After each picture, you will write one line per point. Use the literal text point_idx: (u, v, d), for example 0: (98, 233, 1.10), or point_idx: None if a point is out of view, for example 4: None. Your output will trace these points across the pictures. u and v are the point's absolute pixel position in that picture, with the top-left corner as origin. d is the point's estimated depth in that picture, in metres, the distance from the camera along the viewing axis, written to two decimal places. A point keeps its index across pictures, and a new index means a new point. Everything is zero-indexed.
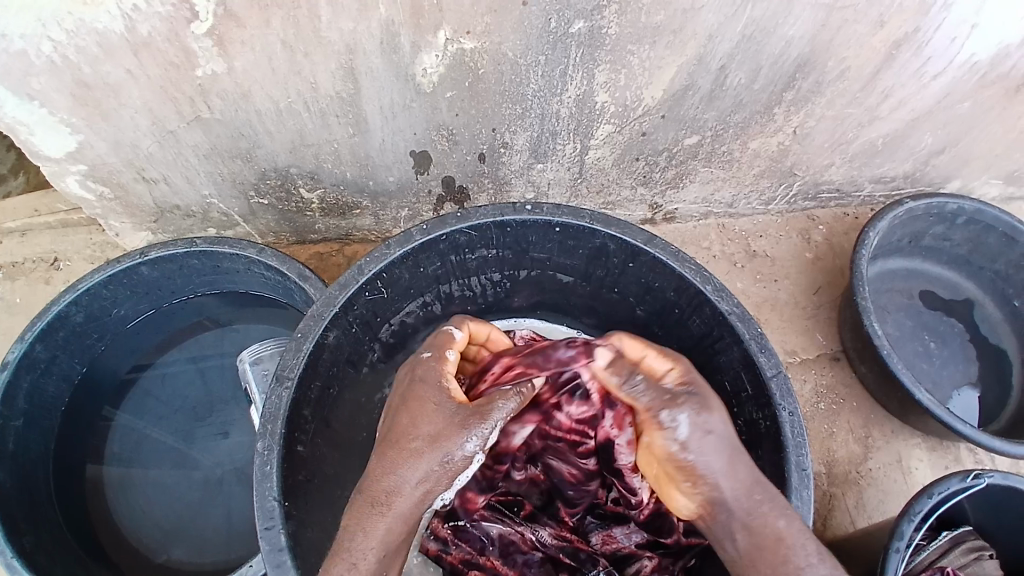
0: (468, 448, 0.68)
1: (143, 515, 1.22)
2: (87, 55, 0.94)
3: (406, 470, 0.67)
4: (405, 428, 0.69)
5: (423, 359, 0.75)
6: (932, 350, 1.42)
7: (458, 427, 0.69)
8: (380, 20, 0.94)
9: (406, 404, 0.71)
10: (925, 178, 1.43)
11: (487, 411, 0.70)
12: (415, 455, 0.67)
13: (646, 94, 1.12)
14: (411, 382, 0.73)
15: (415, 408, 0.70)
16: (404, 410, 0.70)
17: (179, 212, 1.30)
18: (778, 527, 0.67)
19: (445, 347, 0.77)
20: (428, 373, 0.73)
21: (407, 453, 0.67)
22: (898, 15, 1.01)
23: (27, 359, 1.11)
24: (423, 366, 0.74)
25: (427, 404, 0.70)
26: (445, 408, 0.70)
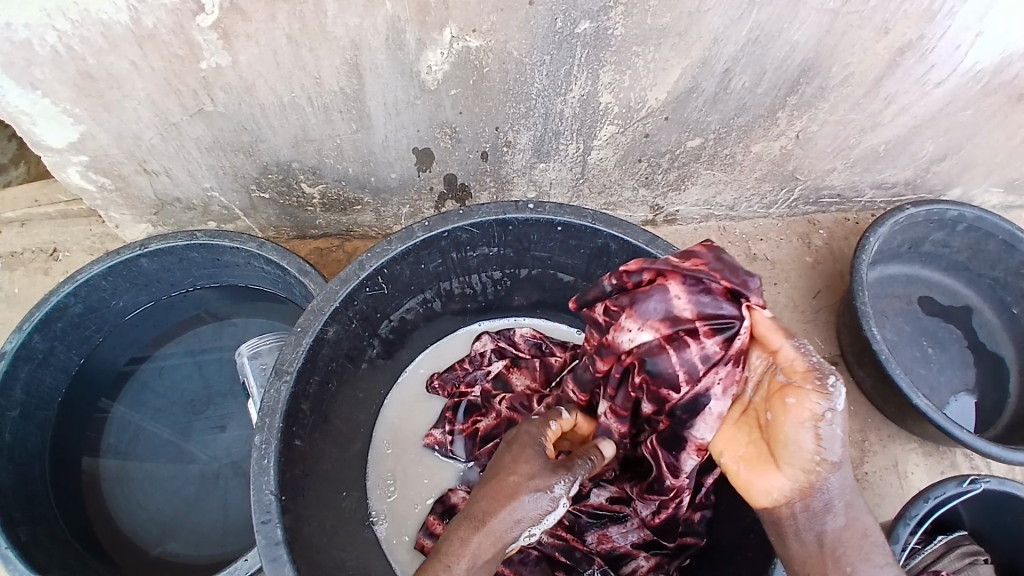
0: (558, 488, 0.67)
1: (138, 508, 1.21)
2: (91, 46, 0.94)
3: (499, 494, 0.66)
4: (504, 464, 0.69)
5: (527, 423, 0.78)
6: (930, 355, 1.42)
7: (552, 471, 0.68)
8: (386, 16, 0.94)
9: (510, 446, 0.72)
10: (926, 185, 1.43)
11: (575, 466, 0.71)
12: (512, 485, 0.66)
13: (650, 96, 1.12)
14: (513, 434, 0.75)
15: (516, 449, 0.71)
16: (503, 451, 0.71)
17: (179, 204, 1.30)
18: (826, 526, 0.64)
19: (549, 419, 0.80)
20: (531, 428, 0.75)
21: (505, 483, 0.67)
22: (903, 22, 1.02)
23: (25, 349, 1.12)
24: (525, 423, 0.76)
25: (529, 448, 0.71)
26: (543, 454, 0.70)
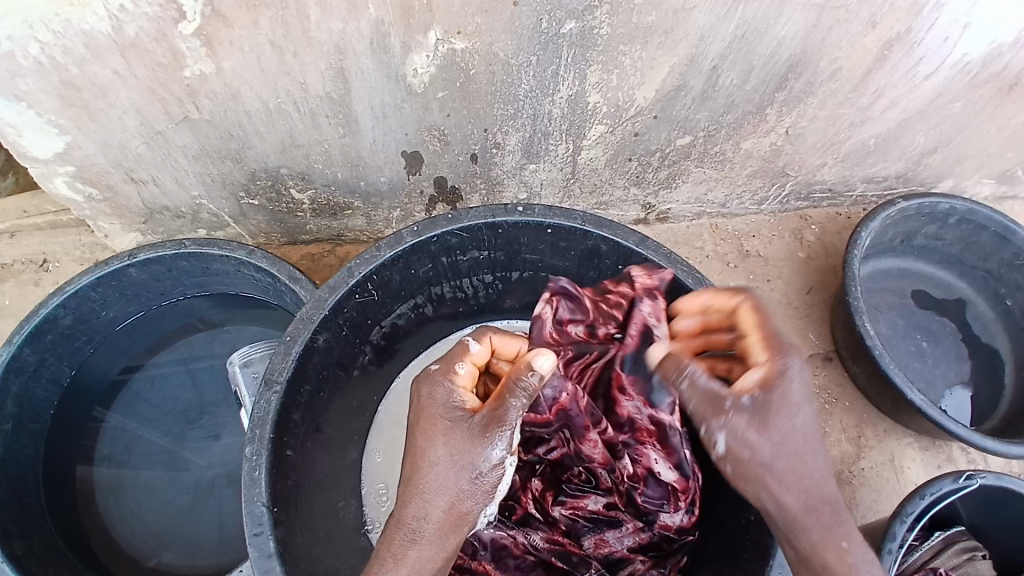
0: (493, 457, 0.65)
1: (133, 520, 1.21)
2: (73, 55, 0.93)
3: (431, 498, 0.66)
4: (422, 453, 0.66)
5: (431, 373, 0.70)
6: (924, 349, 1.42)
7: (473, 444, 0.65)
8: (370, 20, 0.93)
9: (424, 423, 0.67)
10: (917, 178, 1.43)
11: (501, 415, 0.65)
12: (439, 477, 0.65)
13: (638, 95, 1.12)
14: (419, 399, 0.69)
15: (431, 425, 0.67)
16: (418, 429, 0.67)
17: (168, 213, 1.29)
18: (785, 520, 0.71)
19: (454, 359, 0.70)
20: (437, 388, 0.68)
21: (428, 478, 0.66)
22: (890, 15, 1.01)
23: (16, 362, 1.11)
24: (431, 380, 0.69)
25: (439, 422, 0.67)
26: (459, 424, 0.66)
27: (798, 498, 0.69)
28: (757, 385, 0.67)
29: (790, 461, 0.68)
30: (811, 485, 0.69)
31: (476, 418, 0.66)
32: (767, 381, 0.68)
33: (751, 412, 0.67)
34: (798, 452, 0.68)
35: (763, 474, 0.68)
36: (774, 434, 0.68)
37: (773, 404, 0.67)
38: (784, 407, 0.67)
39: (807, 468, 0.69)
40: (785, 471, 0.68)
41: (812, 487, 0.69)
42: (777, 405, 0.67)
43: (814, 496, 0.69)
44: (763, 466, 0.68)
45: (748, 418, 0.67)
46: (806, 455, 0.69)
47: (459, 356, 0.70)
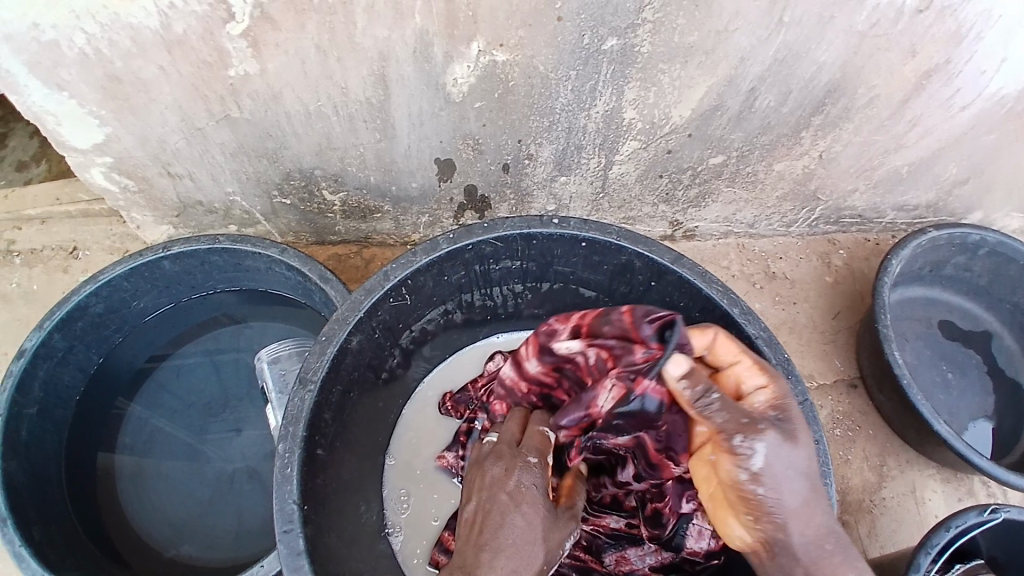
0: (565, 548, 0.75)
1: (154, 510, 1.22)
2: (120, 49, 0.95)
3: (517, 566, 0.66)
4: (519, 528, 0.69)
5: (528, 461, 0.76)
6: (950, 380, 1.41)
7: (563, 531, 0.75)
8: (414, 29, 0.94)
9: (518, 503, 0.71)
10: (948, 208, 1.42)
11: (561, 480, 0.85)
12: (524, 557, 0.68)
13: (674, 113, 1.12)
14: (514, 482, 0.73)
15: (524, 506, 0.71)
16: (510, 507, 0.70)
17: (201, 207, 1.31)
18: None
19: (542, 451, 0.79)
20: (532, 476, 0.75)
21: (514, 549, 0.67)
22: (930, 45, 1.01)
23: (45, 348, 1.13)
24: (527, 466, 0.75)
25: (538, 505, 0.72)
26: (549, 516, 0.73)
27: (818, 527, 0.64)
28: (768, 405, 0.66)
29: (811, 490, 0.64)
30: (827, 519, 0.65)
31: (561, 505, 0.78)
32: (767, 402, 0.66)
33: (784, 431, 0.63)
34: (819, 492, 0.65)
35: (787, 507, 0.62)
36: (787, 458, 0.62)
37: (792, 422, 0.65)
38: (800, 423, 0.65)
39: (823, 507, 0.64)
40: (805, 504, 0.63)
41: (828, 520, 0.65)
42: (794, 424, 0.65)
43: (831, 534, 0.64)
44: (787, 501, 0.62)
45: (779, 433, 0.62)
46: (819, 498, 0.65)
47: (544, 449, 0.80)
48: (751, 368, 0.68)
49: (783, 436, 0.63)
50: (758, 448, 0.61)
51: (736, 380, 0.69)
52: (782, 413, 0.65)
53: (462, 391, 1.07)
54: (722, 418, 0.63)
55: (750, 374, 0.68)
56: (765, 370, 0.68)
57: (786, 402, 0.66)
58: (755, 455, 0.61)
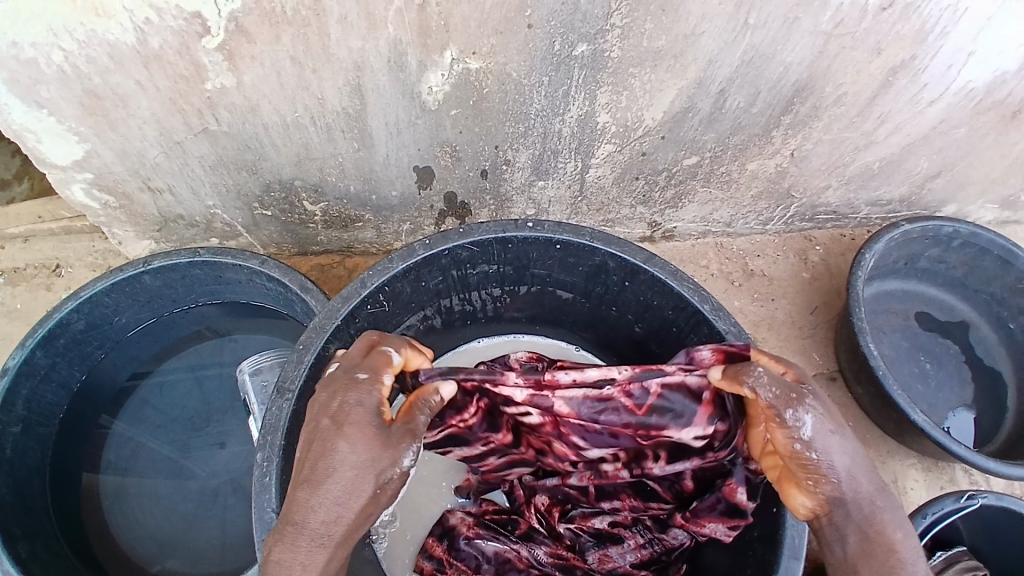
0: (405, 466, 0.62)
1: (139, 524, 1.22)
2: (98, 66, 0.96)
3: (335, 500, 0.60)
4: (322, 450, 0.61)
5: (360, 379, 0.67)
6: (927, 371, 1.43)
7: (397, 446, 0.63)
8: (388, 39, 0.96)
9: (339, 426, 0.62)
10: (920, 202, 1.45)
11: (414, 425, 0.67)
12: (346, 486, 0.60)
13: (647, 115, 1.14)
14: (345, 395, 0.65)
15: (344, 434, 0.61)
16: (333, 433, 0.62)
17: (182, 221, 1.32)
18: (893, 537, 0.63)
19: (381, 370, 0.69)
20: (363, 394, 0.65)
21: (329, 483, 0.60)
22: (894, 44, 1.04)
23: (27, 365, 1.12)
24: (351, 383, 0.66)
25: (361, 425, 0.62)
26: (376, 432, 0.63)
27: (871, 491, 0.64)
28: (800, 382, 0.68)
29: (860, 456, 0.65)
30: (878, 485, 0.65)
31: (394, 426, 0.64)
32: (793, 380, 0.68)
33: (820, 399, 0.65)
34: (865, 462, 0.65)
35: (840, 460, 0.63)
36: (833, 425, 0.64)
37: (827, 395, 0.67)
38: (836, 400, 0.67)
39: (871, 468, 0.65)
40: (855, 468, 0.64)
41: (880, 486, 0.65)
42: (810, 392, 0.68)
43: (884, 497, 0.64)
44: (841, 452, 0.63)
45: (822, 403, 0.65)
46: (870, 464, 0.65)
47: (386, 369, 0.70)
48: (768, 359, 0.72)
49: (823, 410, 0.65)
50: (808, 418, 0.63)
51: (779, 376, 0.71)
52: (812, 387, 0.67)
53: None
54: (772, 392, 0.65)
55: (773, 365, 0.71)
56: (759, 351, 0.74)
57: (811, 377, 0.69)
58: (806, 424, 0.63)
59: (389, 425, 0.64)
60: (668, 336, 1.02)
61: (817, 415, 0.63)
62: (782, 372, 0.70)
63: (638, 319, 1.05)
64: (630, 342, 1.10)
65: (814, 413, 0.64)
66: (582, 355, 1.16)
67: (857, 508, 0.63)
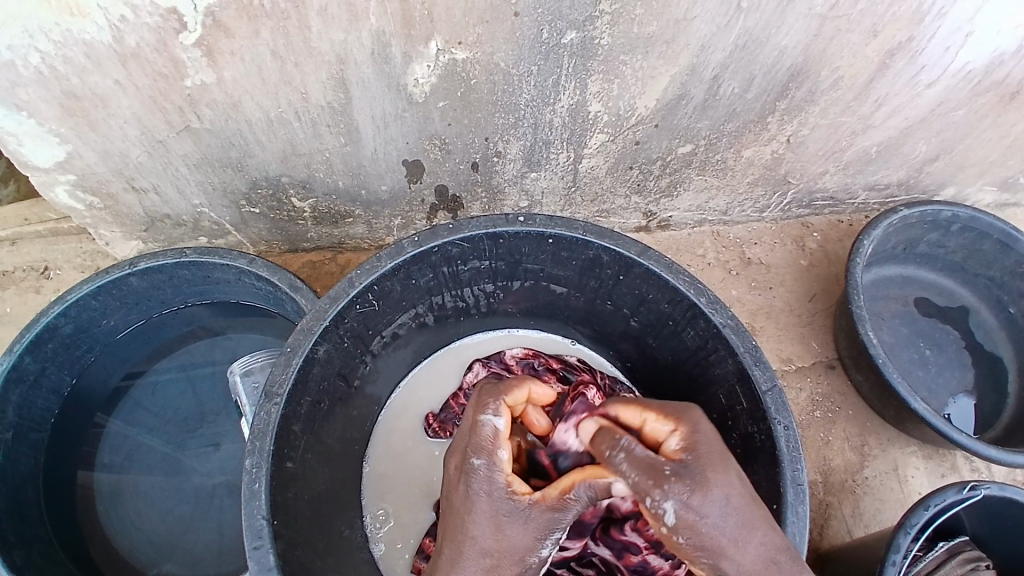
0: (542, 554, 0.65)
1: (135, 528, 1.20)
2: (74, 65, 0.93)
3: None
4: (455, 527, 0.66)
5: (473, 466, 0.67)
6: (927, 357, 1.42)
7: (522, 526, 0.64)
8: (371, 30, 0.93)
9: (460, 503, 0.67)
10: (919, 186, 1.43)
11: (558, 504, 0.65)
12: (482, 564, 0.64)
13: (639, 103, 1.12)
14: (462, 482, 0.67)
15: (474, 525, 0.65)
16: (466, 529, 0.65)
17: (169, 221, 1.29)
18: None
19: (492, 446, 0.68)
20: (487, 473, 0.66)
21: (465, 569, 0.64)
22: (891, 24, 1.01)
23: (16, 371, 1.10)
24: (472, 472, 0.67)
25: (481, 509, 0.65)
26: (512, 517, 0.65)
27: (757, 560, 0.59)
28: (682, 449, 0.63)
29: (743, 521, 0.60)
30: (768, 545, 0.60)
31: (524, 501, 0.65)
32: (676, 446, 0.64)
33: (688, 475, 0.60)
34: (751, 530, 0.60)
35: (717, 538, 0.59)
36: (701, 506, 0.59)
37: (705, 461, 0.61)
38: (713, 461, 0.61)
39: (759, 534, 0.60)
40: (738, 541, 0.59)
41: (771, 548, 0.60)
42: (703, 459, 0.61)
43: (775, 564, 0.60)
44: (716, 531, 0.59)
45: (685, 484, 0.60)
46: (755, 526, 0.60)
47: (498, 443, 0.68)
48: (657, 420, 0.67)
49: (691, 483, 0.60)
50: (668, 509, 0.59)
51: (654, 435, 0.67)
52: (687, 457, 0.62)
53: (445, 410, 1.07)
54: (633, 477, 0.62)
55: (659, 425, 0.66)
56: (670, 416, 0.66)
57: (697, 435, 0.63)
58: (669, 513, 0.59)
59: (525, 510, 0.65)
60: (664, 329, 1.00)
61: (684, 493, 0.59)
62: (668, 433, 0.65)
63: (634, 312, 1.03)
64: (626, 335, 1.08)
65: (676, 498, 0.59)
66: (580, 349, 1.14)
67: None
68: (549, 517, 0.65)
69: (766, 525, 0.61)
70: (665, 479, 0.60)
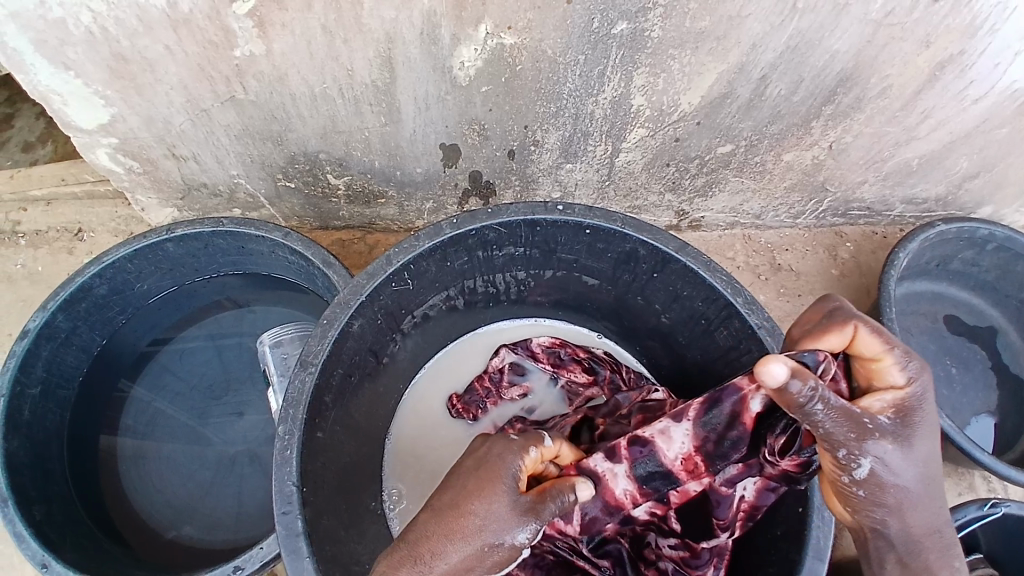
0: (518, 538, 0.64)
1: (156, 490, 1.22)
2: (127, 28, 0.94)
3: (450, 535, 0.63)
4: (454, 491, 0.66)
5: (510, 439, 0.71)
6: (954, 375, 1.40)
7: (516, 514, 0.64)
8: (422, 10, 0.93)
9: (475, 469, 0.68)
10: (957, 202, 1.40)
11: (542, 508, 0.66)
12: (463, 529, 0.63)
13: (683, 100, 1.11)
14: (484, 453, 0.69)
15: (474, 491, 0.65)
16: (467, 490, 0.66)
17: (205, 190, 1.31)
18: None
19: (531, 441, 0.72)
20: (507, 451, 0.69)
21: (452, 525, 0.64)
22: (946, 35, 1.00)
23: (49, 328, 1.12)
24: (501, 448, 0.69)
25: (492, 481, 0.66)
26: (511, 492, 0.65)
27: (921, 524, 0.62)
28: (890, 406, 0.61)
29: (925, 490, 0.61)
30: (936, 518, 0.62)
31: (525, 494, 0.66)
32: (891, 405, 0.61)
33: (894, 435, 0.59)
34: (928, 500, 0.62)
35: (902, 494, 0.60)
36: (896, 469, 0.59)
37: (912, 429, 0.60)
38: (922, 431, 0.61)
39: (931, 504, 0.62)
40: (915, 503, 0.61)
41: (936, 519, 0.62)
42: (915, 428, 0.60)
43: (931, 532, 0.63)
44: (903, 489, 0.60)
45: (890, 442, 0.59)
46: (934, 501, 0.62)
47: (535, 441, 0.72)
48: (889, 366, 0.62)
49: (895, 443, 0.59)
50: (866, 461, 0.59)
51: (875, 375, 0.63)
52: (902, 421, 0.60)
53: (469, 392, 1.08)
54: (840, 424, 0.58)
55: (889, 372, 0.62)
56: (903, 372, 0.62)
57: (920, 408, 0.61)
58: (863, 465, 0.59)
59: (522, 493, 0.66)
60: (696, 328, 1.00)
61: (875, 490, 0.60)
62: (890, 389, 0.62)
63: (665, 309, 1.03)
64: (655, 331, 1.08)
65: (876, 452, 0.59)
66: (606, 342, 1.15)
67: (900, 544, 0.62)
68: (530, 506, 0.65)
69: (940, 496, 0.63)
70: (872, 430, 0.59)
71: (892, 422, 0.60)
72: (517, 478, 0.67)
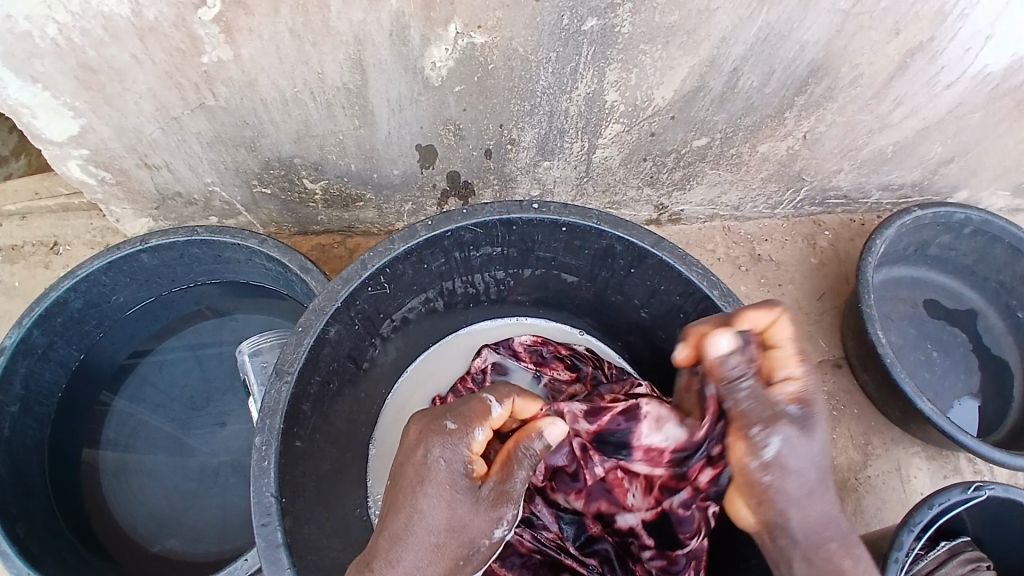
0: (495, 534, 0.66)
1: (141, 504, 1.21)
2: (93, 38, 0.93)
3: (423, 554, 0.64)
4: (409, 507, 0.65)
5: (447, 430, 0.68)
6: (933, 359, 1.42)
7: (484, 513, 0.66)
8: (390, 11, 0.92)
9: (423, 479, 0.66)
10: (932, 188, 1.42)
11: (511, 491, 0.67)
12: (432, 545, 0.64)
13: (657, 94, 1.11)
14: (424, 457, 0.67)
15: (429, 503, 0.65)
16: (422, 506, 0.65)
17: (181, 199, 1.29)
18: (843, 565, 0.64)
19: (474, 422, 0.68)
20: (448, 449, 0.67)
21: (420, 543, 0.64)
22: (913, 23, 1.00)
23: (24, 344, 1.10)
24: (445, 447, 0.67)
25: (447, 489, 0.65)
26: (466, 495, 0.66)
27: (819, 515, 0.65)
28: (795, 396, 0.64)
29: (821, 479, 0.64)
30: (830, 506, 0.66)
31: (487, 488, 0.66)
32: (792, 395, 0.64)
33: (797, 422, 0.63)
34: (823, 490, 0.65)
35: (800, 485, 0.64)
36: (797, 457, 0.63)
37: (811, 419, 0.64)
38: (820, 420, 0.64)
39: (826, 493, 0.65)
40: (812, 493, 0.64)
41: (831, 508, 0.66)
42: (812, 420, 0.64)
43: (831, 521, 0.65)
44: (801, 478, 0.63)
45: (791, 429, 0.63)
46: (827, 491, 0.65)
47: (478, 421, 0.68)
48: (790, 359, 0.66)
49: (797, 430, 0.63)
50: (772, 444, 0.63)
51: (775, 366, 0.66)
52: (804, 410, 0.64)
53: (452, 393, 1.06)
54: (752, 404, 0.64)
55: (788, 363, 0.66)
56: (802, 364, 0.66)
57: (816, 400, 0.65)
58: (771, 447, 0.63)
59: (481, 490, 0.66)
60: (674, 322, 1.00)
61: (779, 477, 0.63)
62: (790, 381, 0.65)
63: (644, 304, 1.03)
64: (635, 326, 1.08)
65: (781, 438, 0.63)
66: (587, 339, 1.15)
67: (803, 538, 0.65)
68: (497, 499, 0.66)
69: (836, 485, 0.66)
70: (775, 419, 0.63)
71: (798, 412, 0.64)
72: (472, 475, 0.67)
